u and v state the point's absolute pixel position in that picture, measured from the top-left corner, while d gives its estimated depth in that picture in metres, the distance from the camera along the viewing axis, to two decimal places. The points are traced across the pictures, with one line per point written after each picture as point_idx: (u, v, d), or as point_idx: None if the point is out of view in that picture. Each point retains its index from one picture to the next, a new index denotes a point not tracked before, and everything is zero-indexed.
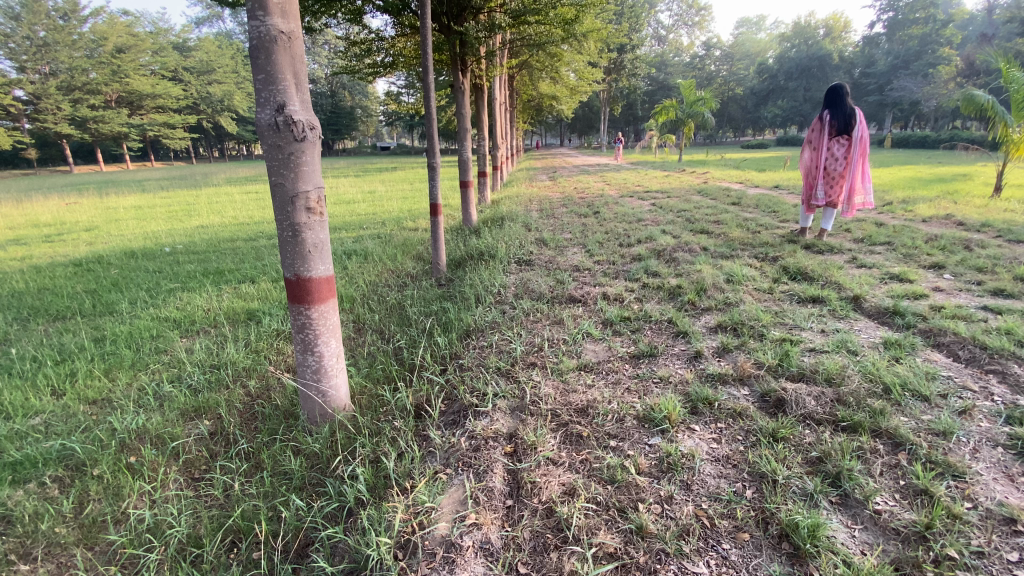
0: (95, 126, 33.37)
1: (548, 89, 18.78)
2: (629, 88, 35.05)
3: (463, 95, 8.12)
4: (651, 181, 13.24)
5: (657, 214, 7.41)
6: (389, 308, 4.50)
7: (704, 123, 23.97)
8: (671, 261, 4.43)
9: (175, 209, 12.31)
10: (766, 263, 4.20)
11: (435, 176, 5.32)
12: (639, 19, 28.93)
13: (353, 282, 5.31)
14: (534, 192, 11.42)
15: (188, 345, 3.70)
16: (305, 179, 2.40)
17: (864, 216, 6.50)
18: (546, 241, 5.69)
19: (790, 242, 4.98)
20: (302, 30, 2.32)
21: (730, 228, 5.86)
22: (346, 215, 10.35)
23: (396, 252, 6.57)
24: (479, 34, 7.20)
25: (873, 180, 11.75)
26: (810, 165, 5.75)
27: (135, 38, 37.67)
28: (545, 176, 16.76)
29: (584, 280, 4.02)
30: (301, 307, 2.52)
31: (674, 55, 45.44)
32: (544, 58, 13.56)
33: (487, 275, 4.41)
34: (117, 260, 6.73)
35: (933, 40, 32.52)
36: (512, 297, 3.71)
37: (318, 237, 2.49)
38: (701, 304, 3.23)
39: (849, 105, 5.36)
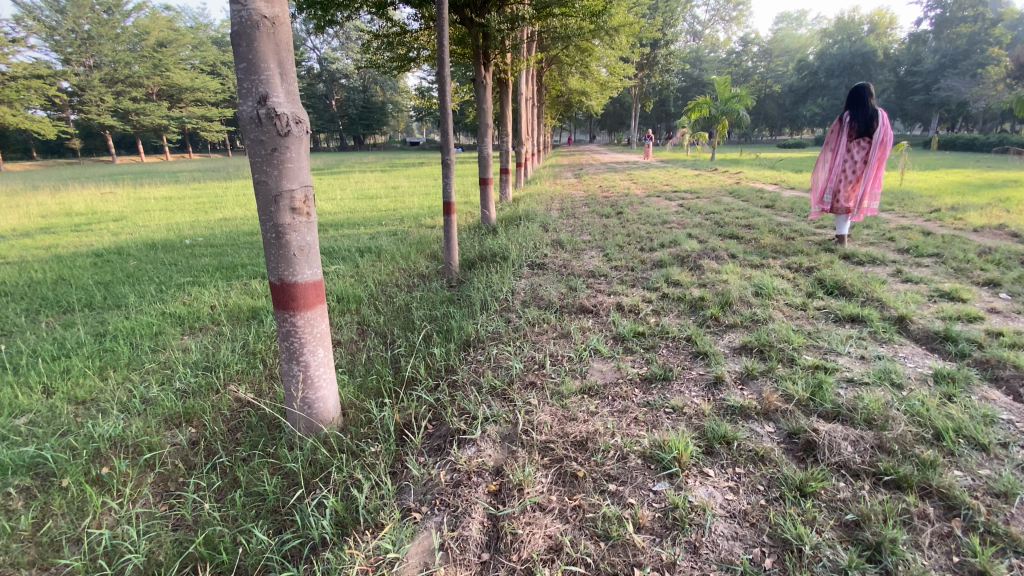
0: (136, 118, 34.51)
1: (577, 84, 18.41)
2: (660, 85, 34.25)
3: (485, 91, 7.91)
4: (681, 180, 12.78)
5: (684, 216, 7.06)
6: (396, 310, 4.34)
7: (739, 121, 23.16)
8: (695, 269, 4.12)
9: (203, 201, 12.51)
10: (799, 274, 3.86)
11: (449, 173, 5.13)
12: (673, 14, 28.18)
13: (363, 280, 5.17)
14: (558, 190, 11.15)
15: (185, 345, 3.61)
16: (290, 177, 2.22)
17: (909, 223, 6.02)
18: (564, 243, 5.44)
19: (827, 251, 4.60)
20: (287, 15, 2.14)
21: (761, 233, 5.49)
22: (366, 210, 10.30)
23: (411, 249, 6.43)
24: (501, 26, 6.96)
25: (921, 183, 11.03)
26: (827, 168, 5.54)
27: (176, 33, 38.77)
28: (571, 173, 16.44)
29: (599, 287, 3.77)
30: (286, 313, 2.36)
31: (710, 51, 44.21)
32: (573, 53, 13.23)
33: (498, 279, 4.20)
34: (136, 252, 6.79)
35: (988, 36, 30.74)
36: (520, 305, 3.49)
37: (304, 240, 2.31)
38: (723, 321, 2.94)
39: (871, 107, 5.11)
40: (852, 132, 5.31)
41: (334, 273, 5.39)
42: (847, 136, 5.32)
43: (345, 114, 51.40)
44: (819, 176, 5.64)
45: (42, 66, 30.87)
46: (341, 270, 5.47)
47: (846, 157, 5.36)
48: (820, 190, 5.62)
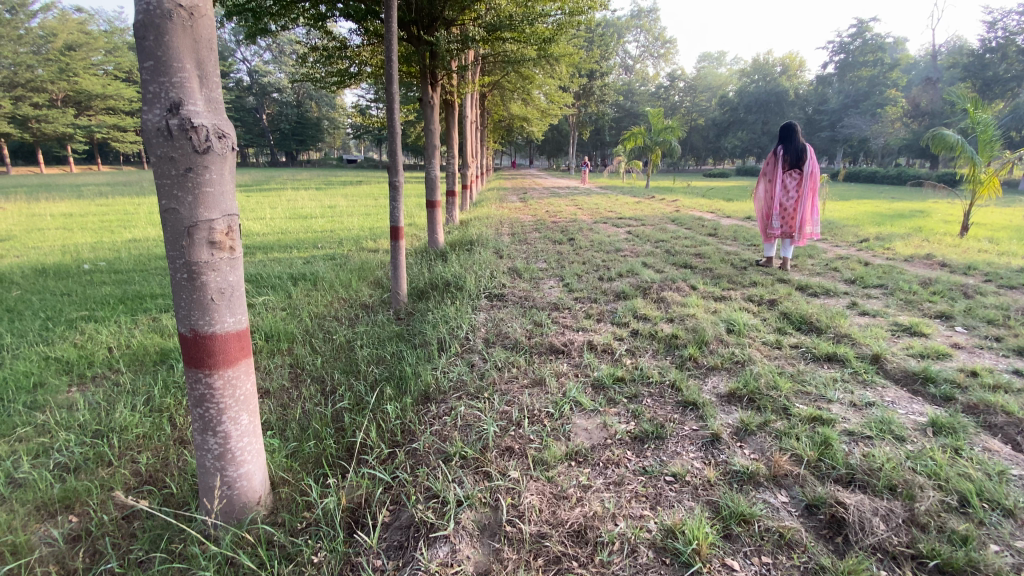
0: (37, 125, 31.13)
1: (519, 110, 18.59)
2: (597, 114, 35.54)
3: (432, 111, 7.63)
4: (623, 206, 13.05)
5: (634, 243, 7.02)
6: (336, 348, 3.85)
7: (671, 151, 24.31)
8: (659, 301, 3.96)
9: (110, 219, 11.20)
10: (764, 307, 3.80)
11: (397, 196, 4.74)
12: (608, 48, 29.49)
13: (297, 313, 4.62)
14: (504, 214, 10.96)
15: (72, 400, 2.93)
16: (209, 204, 1.79)
17: (845, 253, 6.29)
18: (519, 272, 5.16)
19: (782, 282, 4.62)
20: (209, 6, 1.72)
21: (714, 262, 5.50)
22: (300, 232, 9.58)
23: (352, 276, 5.91)
24: (450, 45, 6.73)
25: (839, 213, 11.87)
26: (765, 198, 5.70)
27: (89, 36, 35.71)
28: (514, 197, 16.37)
29: (565, 323, 3.50)
30: (199, 372, 1.90)
31: (641, 84, 46.68)
32: (515, 78, 13.30)
33: (453, 312, 3.84)
34: (18, 280, 5.77)
35: (880, 82, 34.64)
36: (482, 344, 3.14)
37: (227, 281, 1.88)
38: (705, 363, 2.74)
39: (799, 140, 5.38)
40: (785, 164, 5.52)
41: (262, 305, 4.77)
42: (781, 168, 5.53)
43: (278, 130, 49.40)
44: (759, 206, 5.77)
45: None
46: (271, 300, 4.88)
47: (781, 186, 5.54)
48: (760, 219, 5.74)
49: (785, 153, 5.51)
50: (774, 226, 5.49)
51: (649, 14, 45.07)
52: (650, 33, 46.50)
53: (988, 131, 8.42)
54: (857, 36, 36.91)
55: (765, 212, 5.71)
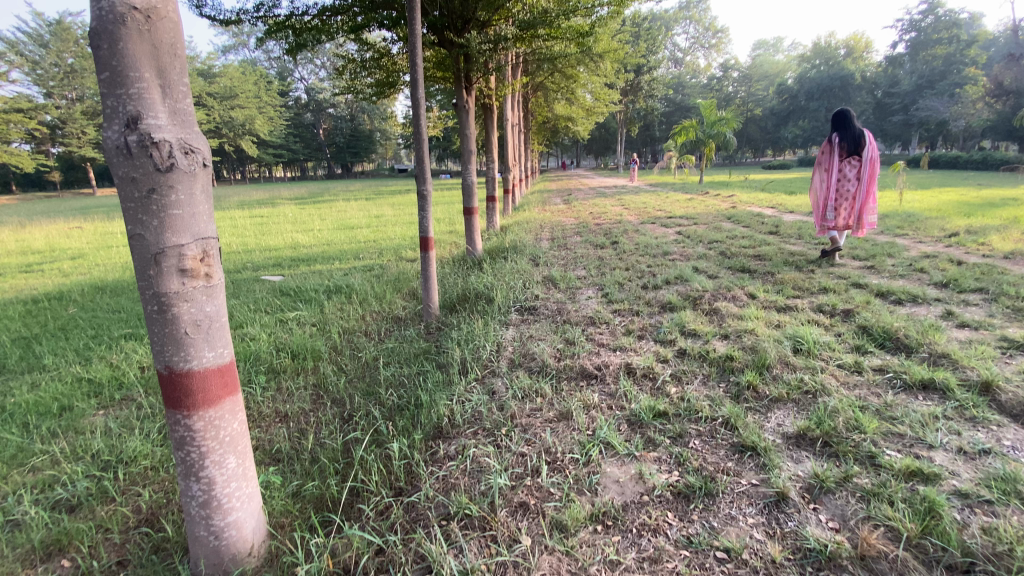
0: None
1: (563, 110, 18.19)
2: (645, 110, 34.48)
3: (467, 116, 7.42)
4: (673, 205, 12.37)
5: (683, 245, 6.49)
6: (361, 367, 3.67)
7: (726, 144, 23.04)
8: (712, 312, 3.50)
9: None
10: (837, 319, 3.26)
11: (425, 205, 4.52)
12: (655, 42, 28.49)
13: (327, 327, 4.51)
14: (547, 217, 10.62)
15: (90, 427, 2.88)
16: (178, 228, 1.59)
17: (932, 251, 5.50)
18: (555, 281, 4.82)
19: (857, 288, 4.04)
20: (168, 6, 1.53)
21: (776, 265, 4.92)
22: (343, 243, 9.67)
23: (387, 287, 5.79)
24: (482, 46, 6.44)
25: (921, 204, 10.65)
26: (821, 188, 5.50)
27: None
28: (560, 199, 15.99)
29: (602, 340, 3.13)
30: (178, 412, 1.70)
31: (691, 76, 44.89)
32: (557, 77, 12.94)
33: (481, 328, 3.56)
34: (78, 297, 6.06)
35: (961, 57, 31.54)
36: (506, 367, 2.83)
37: (204, 312, 1.69)
38: (766, 393, 2.31)
39: (857, 127, 5.13)
40: (842, 152, 5.30)
41: (294, 319, 4.69)
42: (838, 156, 5.31)
43: (333, 143, 51.49)
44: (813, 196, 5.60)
45: (22, 99, 30.30)
46: (303, 314, 4.79)
47: (838, 175, 5.34)
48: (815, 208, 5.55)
49: (842, 141, 5.28)
50: (832, 217, 5.31)
51: (698, 4, 43.34)
52: (699, 23, 44.68)
53: None
54: (931, 11, 33.85)
55: (820, 203, 5.53)
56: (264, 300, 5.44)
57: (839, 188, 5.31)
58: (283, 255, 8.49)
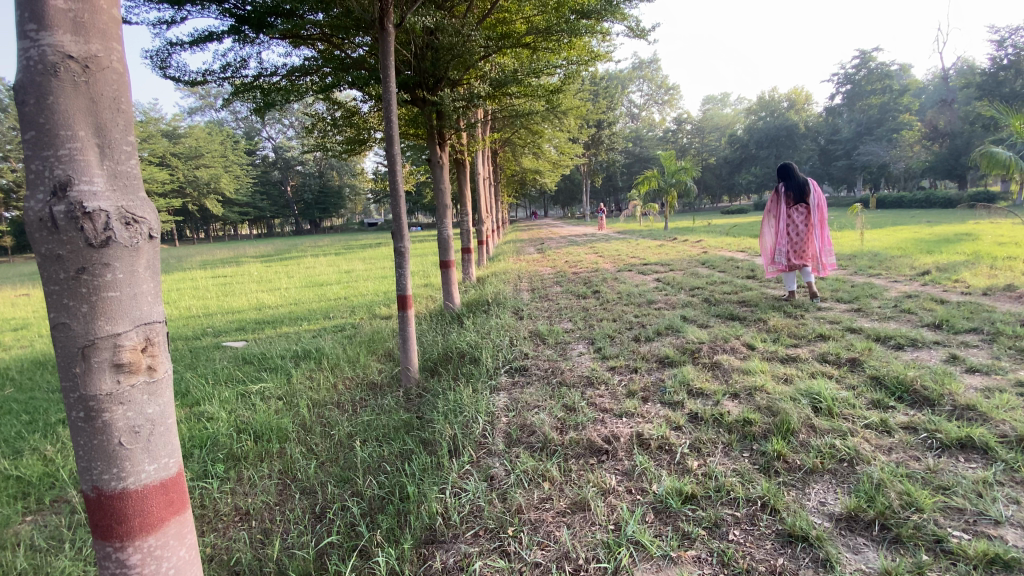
0: None
1: (531, 164, 18.61)
2: (607, 162, 35.80)
3: (441, 170, 7.35)
4: (645, 251, 12.50)
5: (666, 293, 6.40)
6: (337, 445, 3.29)
7: (687, 192, 23.92)
8: (714, 367, 3.31)
9: None
10: (846, 370, 3.10)
11: (403, 262, 4.28)
12: (613, 99, 29.97)
13: (297, 398, 4.11)
14: (523, 267, 10.49)
15: (12, 541, 2.40)
16: (115, 313, 1.30)
17: (910, 290, 5.55)
18: (542, 335, 4.56)
19: (851, 332, 3.95)
20: (114, 56, 1.30)
21: (765, 311, 4.82)
22: (312, 301, 9.25)
23: (361, 349, 5.43)
24: (456, 104, 6.43)
25: (880, 243, 11.07)
26: (774, 233, 5.98)
27: None
28: (533, 248, 16.02)
29: (604, 405, 2.86)
30: (107, 543, 1.35)
31: (648, 130, 47.27)
32: (524, 132, 13.26)
33: (470, 395, 3.26)
34: (12, 375, 5.44)
35: (892, 108, 34.31)
36: (503, 444, 2.51)
37: (144, 416, 1.38)
38: (798, 463, 2.08)
39: (800, 177, 5.73)
40: (789, 200, 5.84)
41: (259, 392, 4.25)
42: (786, 203, 5.86)
43: (301, 200, 51.36)
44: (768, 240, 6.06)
45: None
46: (269, 384, 4.36)
47: (789, 221, 5.84)
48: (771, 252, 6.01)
49: (788, 190, 5.85)
50: (788, 257, 5.72)
51: (650, 64, 46.29)
52: (652, 82, 47.56)
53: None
54: (863, 66, 37.01)
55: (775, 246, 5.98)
56: (226, 370, 4.98)
57: (791, 231, 5.79)
58: (247, 318, 8.01)
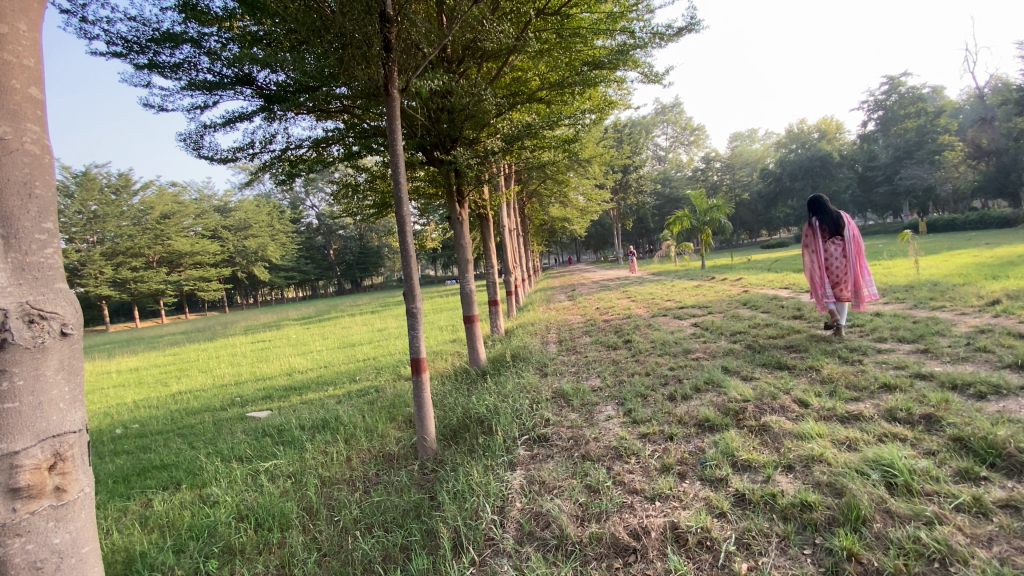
0: (135, 286, 33.50)
1: (559, 212, 18.65)
2: (637, 206, 35.66)
3: (461, 227, 7.29)
4: (682, 293, 11.99)
5: (704, 340, 5.91)
6: (341, 534, 2.99)
7: (722, 229, 23.27)
8: (761, 431, 2.87)
9: (173, 367, 11.49)
10: (922, 430, 2.58)
11: (416, 325, 4.08)
12: (638, 144, 30.18)
13: (308, 475, 3.87)
14: (552, 317, 10.16)
15: None
16: (13, 426, 1.18)
17: (986, 323, 4.89)
18: (567, 395, 4.18)
19: (922, 379, 3.42)
20: (26, 149, 1.27)
21: (816, 357, 4.31)
22: (341, 364, 9.19)
23: (382, 416, 5.20)
24: (471, 161, 6.36)
25: (941, 269, 10.18)
26: (811, 267, 5.68)
27: (181, 204, 38.78)
28: (565, 296, 15.69)
29: (633, 485, 2.48)
30: None
31: (676, 171, 47.23)
32: (548, 183, 13.31)
33: (483, 472, 2.93)
34: None
35: (931, 130, 33.09)
36: (514, 541, 2.17)
37: (50, 546, 1.23)
38: (874, 566, 1.65)
39: (833, 210, 5.43)
40: (823, 234, 5.55)
41: (269, 471, 4.03)
42: (821, 237, 5.56)
43: (341, 261, 53.39)
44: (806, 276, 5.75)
45: None
46: (281, 460, 4.15)
47: (826, 255, 5.53)
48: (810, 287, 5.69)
49: (821, 225, 5.56)
50: (829, 293, 5.39)
51: (672, 108, 46.88)
52: (676, 124, 47.96)
53: None
54: (892, 92, 36.28)
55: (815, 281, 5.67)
56: (243, 445, 4.84)
57: (829, 265, 5.47)
58: (276, 385, 7.97)
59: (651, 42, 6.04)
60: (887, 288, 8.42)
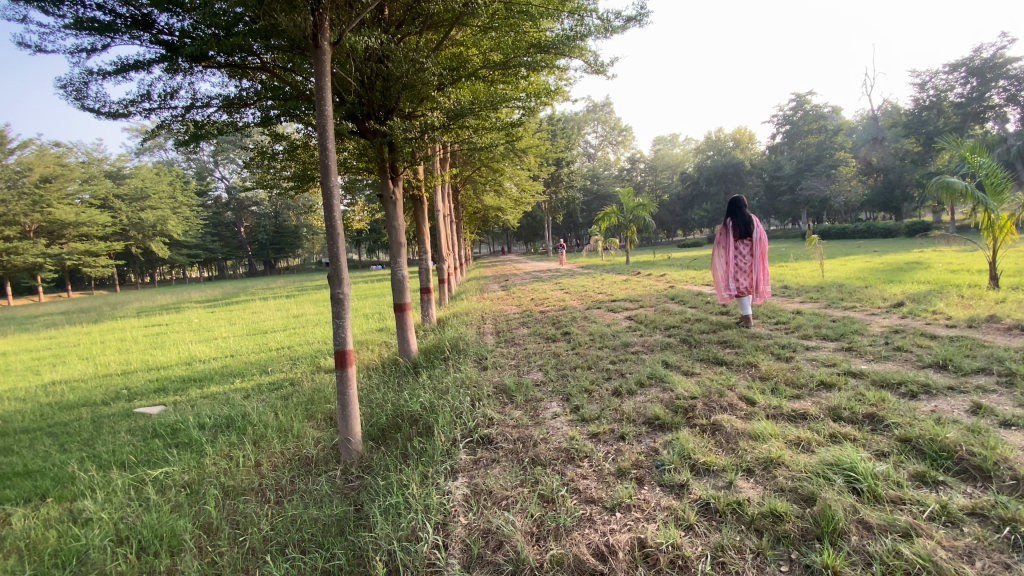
0: (3, 258, 28.78)
1: (492, 202, 18.34)
2: (568, 199, 36.13)
3: (394, 207, 6.76)
4: (612, 287, 12.18)
5: (640, 333, 5.92)
6: (246, 558, 2.51)
7: (646, 226, 24.13)
8: (713, 430, 2.78)
9: (44, 353, 9.84)
10: (869, 430, 2.61)
11: (342, 312, 3.61)
12: (571, 138, 30.43)
13: (206, 486, 3.29)
14: (486, 307, 9.86)
15: None
16: None
17: (894, 325, 5.26)
18: (509, 391, 3.93)
19: (854, 378, 3.53)
20: None
21: (752, 353, 4.38)
22: (252, 353, 8.31)
23: (299, 412, 4.66)
24: (407, 135, 5.84)
25: (840, 273, 11.13)
26: (721, 263, 6.08)
27: (64, 168, 33.95)
28: (496, 285, 15.45)
29: (590, 494, 2.26)
30: None
31: (605, 168, 48.59)
32: (483, 169, 12.97)
33: (420, 481, 2.58)
34: None
35: (828, 146, 36.60)
36: (460, 567, 1.88)
37: None
38: None
39: (746, 213, 5.81)
40: (735, 235, 5.93)
41: (159, 480, 3.40)
42: (731, 237, 5.95)
43: (256, 241, 49.69)
44: (716, 270, 6.16)
45: None
46: (175, 467, 3.53)
47: (735, 254, 5.93)
48: (719, 281, 6.10)
49: (734, 225, 5.93)
50: (736, 287, 5.81)
51: (604, 107, 47.97)
52: (606, 123, 49.22)
53: (992, 174, 7.52)
54: (799, 109, 39.58)
55: (723, 276, 6.08)
56: (128, 446, 4.10)
57: (737, 263, 5.89)
58: (172, 376, 7.01)
59: (597, 32, 5.88)
60: (800, 288, 9.01)
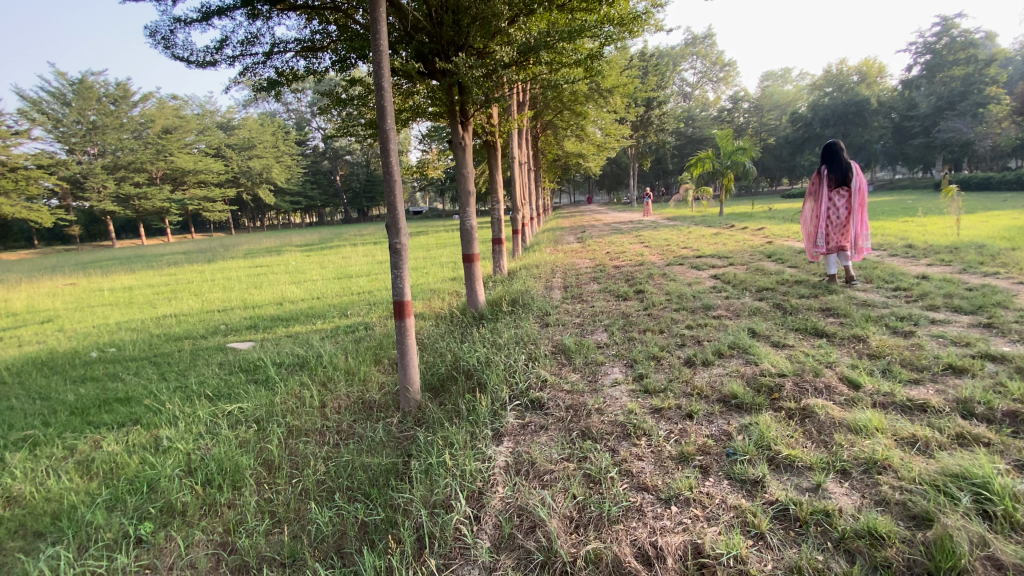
0: (138, 202, 32.80)
1: (574, 147, 17.49)
2: (657, 144, 33.77)
3: (463, 153, 6.51)
4: (698, 241, 11.26)
5: (725, 294, 5.34)
6: (295, 499, 2.58)
7: (745, 174, 21.90)
8: (801, 418, 2.36)
9: (165, 288, 11.09)
10: (1009, 433, 2.06)
11: (399, 262, 3.49)
12: (664, 76, 27.97)
13: (271, 426, 3.43)
14: (558, 259, 9.53)
15: None
16: None
17: None
18: (569, 352, 3.68)
19: (994, 362, 2.85)
20: None
21: (859, 325, 3.73)
22: (334, 296, 8.74)
23: (366, 357, 4.77)
24: (474, 71, 5.38)
25: (983, 231, 9.35)
26: (811, 217, 5.36)
27: (181, 119, 37.46)
28: (573, 237, 14.96)
29: (643, 480, 1.99)
30: None
31: (701, 110, 44.54)
32: (563, 111, 12.21)
33: (462, 443, 2.46)
34: (12, 374, 5.12)
35: (977, 80, 30.72)
36: (488, 548, 1.74)
37: None
38: None
39: (844, 158, 5.02)
40: (830, 184, 5.16)
41: (233, 415, 3.62)
42: (826, 187, 5.18)
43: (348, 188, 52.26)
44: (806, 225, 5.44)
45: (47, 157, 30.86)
46: (247, 404, 3.74)
47: (828, 205, 5.18)
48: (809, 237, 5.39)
49: (830, 174, 5.15)
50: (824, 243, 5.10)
51: (703, 40, 43.31)
52: (706, 58, 44.63)
53: None
54: (943, 34, 33.30)
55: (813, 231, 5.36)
56: (214, 380, 4.45)
57: (829, 216, 5.14)
58: (264, 314, 7.57)
59: None
60: (927, 248, 7.70)
